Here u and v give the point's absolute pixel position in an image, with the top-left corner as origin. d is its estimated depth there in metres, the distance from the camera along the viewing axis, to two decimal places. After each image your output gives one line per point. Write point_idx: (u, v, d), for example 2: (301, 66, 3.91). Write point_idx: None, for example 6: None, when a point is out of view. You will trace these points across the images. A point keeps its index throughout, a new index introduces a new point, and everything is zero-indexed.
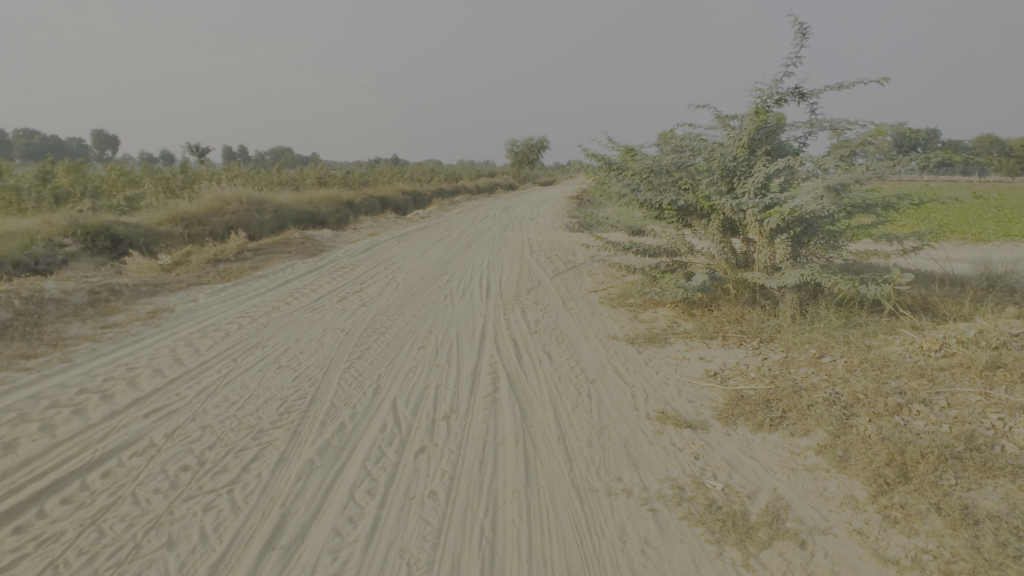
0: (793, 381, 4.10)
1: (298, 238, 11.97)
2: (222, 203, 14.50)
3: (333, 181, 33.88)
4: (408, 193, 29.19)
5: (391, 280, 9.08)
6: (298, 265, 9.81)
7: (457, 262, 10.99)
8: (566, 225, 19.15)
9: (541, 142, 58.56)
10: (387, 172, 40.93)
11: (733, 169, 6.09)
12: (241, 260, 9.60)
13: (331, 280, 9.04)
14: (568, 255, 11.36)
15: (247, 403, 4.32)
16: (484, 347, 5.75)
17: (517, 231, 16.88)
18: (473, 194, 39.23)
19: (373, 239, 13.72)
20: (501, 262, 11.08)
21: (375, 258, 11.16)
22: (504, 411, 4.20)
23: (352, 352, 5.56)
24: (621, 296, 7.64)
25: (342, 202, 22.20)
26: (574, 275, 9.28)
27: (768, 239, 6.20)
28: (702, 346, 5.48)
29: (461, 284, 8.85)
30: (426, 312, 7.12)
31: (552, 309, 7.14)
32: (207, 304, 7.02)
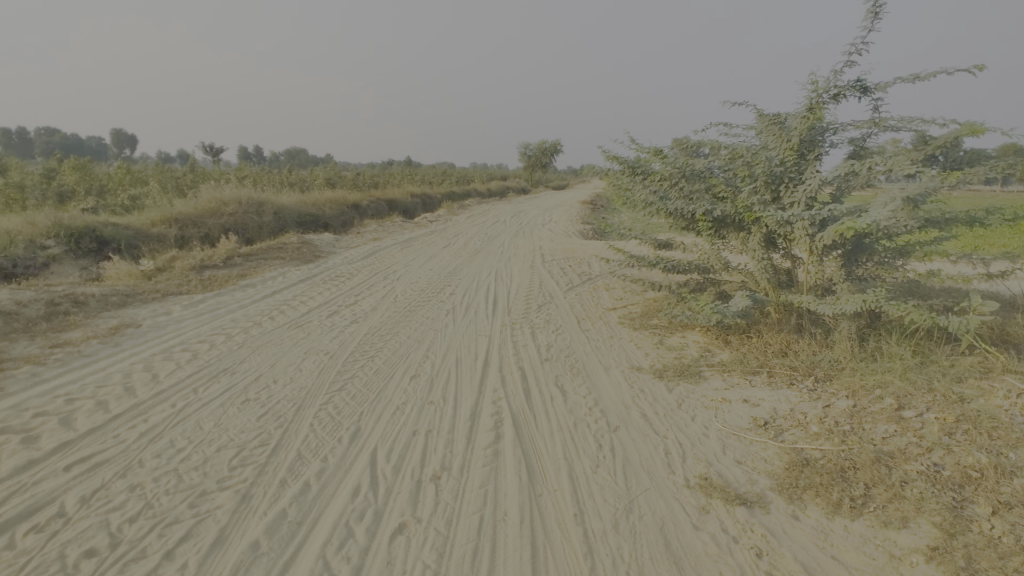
0: (873, 444, 3.26)
1: (295, 244, 11.28)
2: (219, 204, 13.85)
3: (343, 183, 33.32)
4: (417, 195, 28.49)
5: (389, 292, 8.32)
6: (291, 274, 9.09)
7: (463, 273, 10.21)
8: (580, 232, 18.37)
9: (554, 146, 57.95)
10: (398, 174, 40.34)
11: (780, 175, 5.22)
12: (229, 267, 8.91)
13: (324, 292, 8.30)
14: (582, 267, 10.52)
15: (194, 452, 3.56)
16: (486, 378, 4.94)
17: (528, 238, 16.07)
18: (484, 198, 38.49)
19: (376, 245, 12.99)
20: (510, 272, 10.29)
21: (375, 267, 10.42)
22: (507, 473, 3.39)
23: (332, 383, 4.79)
24: (644, 317, 6.80)
25: (348, 204, 21.54)
26: (590, 290, 8.45)
27: (819, 256, 5.32)
28: (743, 384, 4.63)
29: (465, 299, 8.06)
30: (424, 333, 6.34)
31: (565, 331, 6.32)
32: (180, 318, 6.29)
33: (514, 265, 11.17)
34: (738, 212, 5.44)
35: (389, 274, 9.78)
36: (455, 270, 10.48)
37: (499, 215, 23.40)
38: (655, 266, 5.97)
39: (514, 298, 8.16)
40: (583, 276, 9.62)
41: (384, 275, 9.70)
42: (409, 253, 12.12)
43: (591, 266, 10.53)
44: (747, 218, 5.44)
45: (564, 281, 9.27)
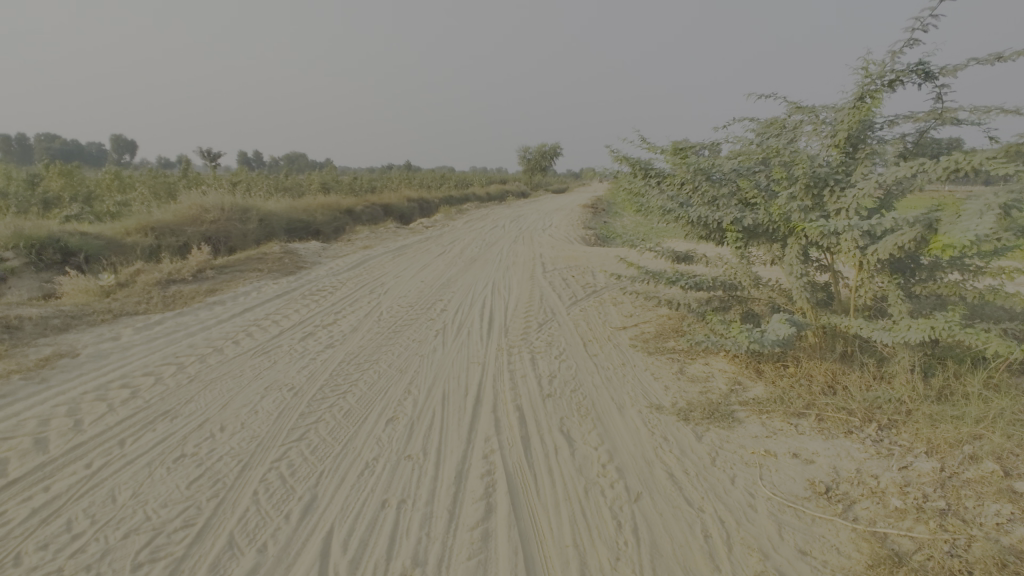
0: (985, 536, 2.47)
1: (277, 254, 10.49)
2: (200, 211, 13.07)
3: (340, 187, 32.59)
4: (414, 200, 27.73)
5: (374, 309, 7.52)
6: (267, 288, 8.28)
7: (457, 285, 9.40)
8: (582, 237, 17.64)
9: (555, 149, 57.39)
10: (396, 178, 39.62)
11: (823, 177, 4.42)
12: (199, 281, 8.11)
13: (302, 309, 7.50)
14: (587, 278, 9.73)
15: (94, 539, 2.75)
16: (477, 423, 4.14)
17: (528, 244, 15.27)
18: (483, 202, 37.77)
19: (366, 253, 12.20)
20: (508, 284, 9.49)
21: (362, 279, 9.62)
22: (501, 569, 2.59)
23: (291, 430, 3.97)
24: (659, 339, 6.00)
25: (341, 210, 20.76)
26: (596, 305, 7.65)
27: (870, 273, 4.51)
28: (788, 431, 3.81)
29: (457, 316, 7.27)
30: (408, 359, 5.54)
31: (570, 357, 5.53)
32: (128, 345, 5.49)
33: (513, 275, 10.36)
34: (772, 220, 4.66)
35: (377, 287, 8.98)
36: (449, 281, 9.67)
37: (498, 220, 22.63)
38: (674, 282, 5.18)
39: (513, 315, 7.36)
40: (588, 288, 8.82)
41: (370, 288, 8.90)
42: (400, 263, 11.33)
43: (596, 278, 9.73)
44: (783, 228, 4.65)
45: (567, 294, 8.46)
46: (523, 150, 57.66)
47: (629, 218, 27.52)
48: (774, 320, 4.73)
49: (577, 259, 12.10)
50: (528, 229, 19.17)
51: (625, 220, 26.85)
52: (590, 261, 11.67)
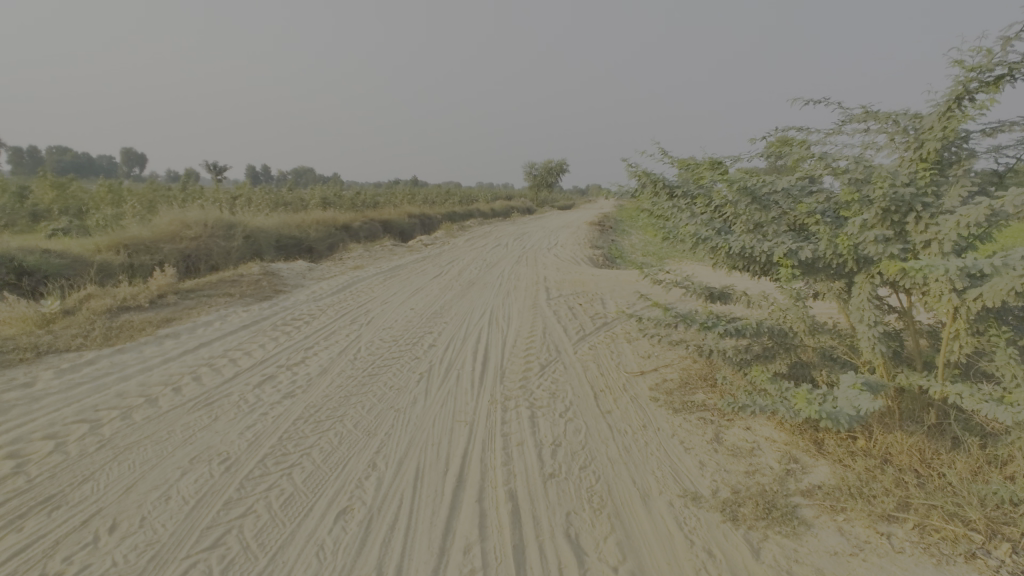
0: None
1: (255, 276, 9.59)
2: (180, 227, 12.25)
3: (341, 202, 31.95)
4: (415, 216, 26.93)
5: (352, 344, 6.56)
6: (234, 317, 7.34)
7: (450, 313, 8.42)
8: (589, 257, 16.70)
9: (561, 166, 56.87)
10: (399, 193, 39.02)
11: (909, 200, 3.43)
12: (157, 308, 7.19)
13: (269, 342, 6.53)
14: (596, 307, 8.72)
15: None
16: (456, 521, 3.13)
17: (532, 265, 14.31)
18: (487, 218, 37.01)
19: (355, 275, 11.26)
20: (507, 312, 8.53)
21: (345, 306, 8.66)
22: None
23: (204, 530, 2.97)
24: (685, 394, 4.99)
25: (338, 226, 19.95)
26: (607, 344, 6.65)
27: (970, 325, 3.49)
28: (881, 548, 2.78)
29: (446, 355, 6.28)
30: (380, 416, 4.53)
31: (578, 416, 4.52)
32: (40, 395, 4.53)
33: (514, 302, 9.35)
34: (837, 253, 3.67)
35: (359, 316, 8.00)
36: (442, 309, 8.68)
37: (501, 239, 21.73)
38: (709, 327, 4.18)
39: (511, 353, 6.38)
40: (596, 322, 7.82)
41: (352, 317, 7.92)
42: (391, 286, 10.38)
43: (606, 308, 8.71)
44: (851, 263, 3.67)
45: (575, 328, 7.46)
46: (528, 167, 57.15)
47: (637, 238, 26.62)
48: (844, 383, 3.65)
49: (585, 283, 11.11)
50: (531, 249, 18.25)
51: (634, 240, 25.96)
52: (599, 286, 10.68)
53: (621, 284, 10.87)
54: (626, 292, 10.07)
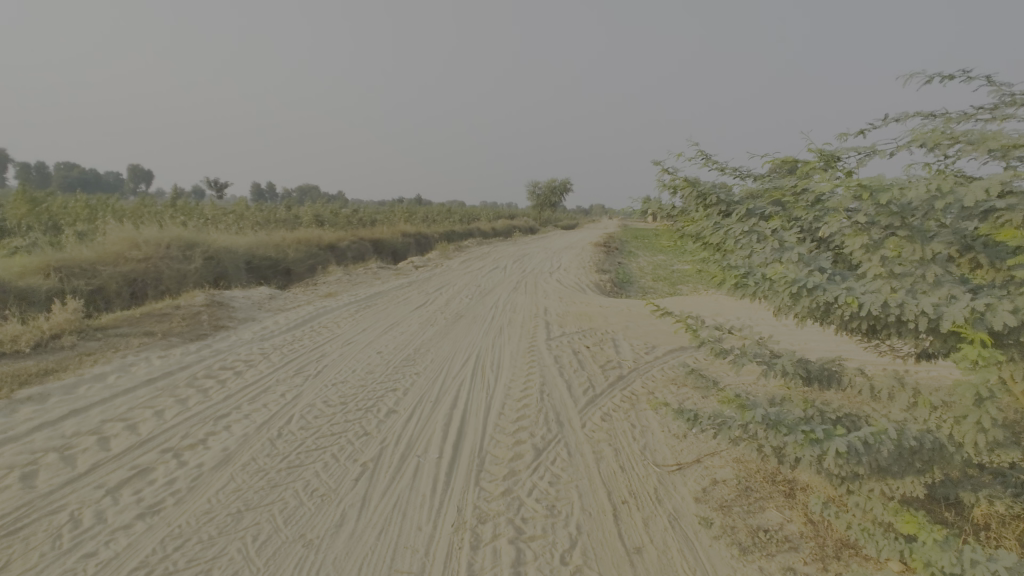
0: None
1: (196, 307, 8.01)
2: (127, 248, 10.70)
3: (334, 220, 30.55)
4: (409, 235, 25.42)
5: (286, 410, 4.89)
6: (143, 366, 5.72)
7: (425, 359, 6.74)
8: (596, 282, 15.08)
9: (564, 185, 55.70)
10: (397, 210, 37.67)
11: None
12: (41, 355, 5.61)
13: (172, 406, 4.89)
14: (607, 354, 7.06)
15: None
16: None
17: (530, 293, 12.62)
18: (487, 238, 35.53)
19: (324, 305, 9.67)
20: (495, 359, 6.86)
21: (296, 348, 7.01)
22: None
23: None
24: (750, 516, 3.30)
25: (322, 246, 18.42)
26: (625, 417, 4.96)
27: None
28: None
29: (407, 430, 4.61)
30: (274, 563, 2.85)
31: (590, 564, 2.87)
32: None
33: (507, 343, 7.67)
34: None
35: (309, 363, 6.34)
36: (416, 353, 7.02)
37: (499, 260, 20.15)
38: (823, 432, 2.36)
39: (495, 426, 4.70)
40: (607, 376, 6.13)
41: (299, 365, 6.28)
42: (361, 321, 8.72)
43: (619, 356, 7.02)
44: None
45: (580, 386, 5.77)
46: (531, 185, 56.06)
47: (645, 262, 24.99)
48: None
49: (591, 316, 9.44)
50: (531, 273, 16.64)
51: (641, 263, 24.34)
52: (609, 322, 8.99)
53: (635, 320, 9.17)
54: (641, 331, 8.38)
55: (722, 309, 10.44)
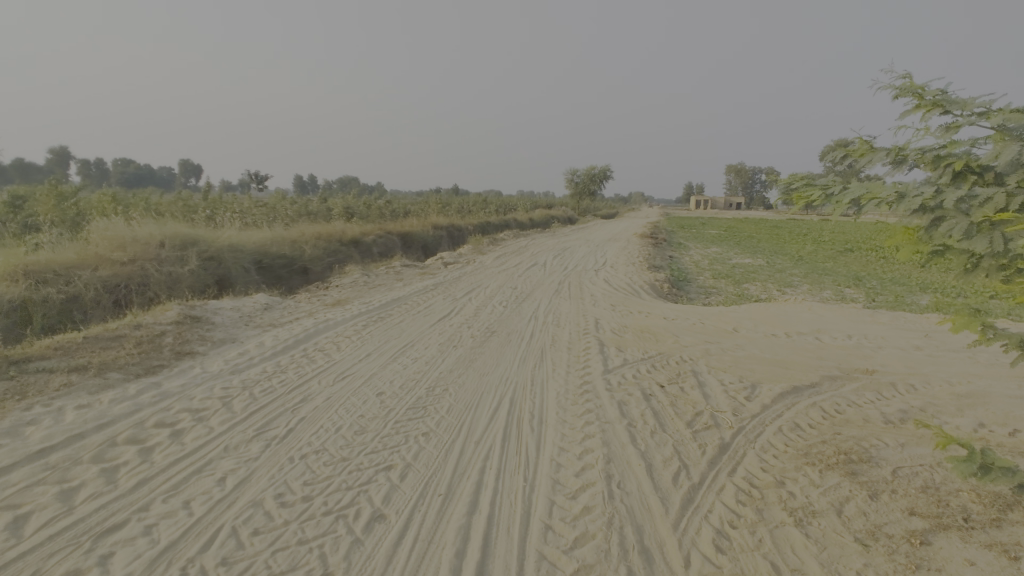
0: None
1: (163, 326, 6.44)
2: (111, 249, 9.31)
3: (366, 212, 29.26)
4: (441, 227, 23.77)
5: (218, 517, 3.17)
6: (46, 424, 4.12)
7: (440, 408, 4.91)
8: (650, 282, 13.00)
9: (604, 172, 53.12)
10: (431, 201, 36.16)
11: None
12: None
13: (47, 504, 3.23)
14: (694, 401, 5.06)
15: None
16: None
17: (575, 298, 10.59)
18: (525, 229, 33.55)
19: (328, 318, 8.02)
20: (538, 407, 4.99)
21: (272, 386, 5.31)
22: None
23: None
24: None
25: (345, 241, 16.90)
26: (756, 543, 3.01)
27: None
28: None
29: (393, 568, 2.81)
30: None
31: None
32: None
33: (552, 379, 5.77)
34: None
35: (279, 416, 4.61)
36: (430, 396, 5.20)
37: (537, 256, 18.14)
38: None
39: (540, 564, 2.86)
40: (704, 445, 4.16)
41: (267, 417, 4.57)
42: (366, 342, 6.96)
43: (711, 404, 5.00)
44: None
45: (666, 466, 3.84)
46: (570, 173, 53.89)
47: (698, 256, 22.41)
48: None
49: (658, 335, 7.41)
50: (573, 272, 14.55)
51: (696, 257, 21.76)
52: (682, 344, 6.95)
53: (717, 342, 7.09)
54: (729, 362, 6.29)
55: (824, 323, 8.13)
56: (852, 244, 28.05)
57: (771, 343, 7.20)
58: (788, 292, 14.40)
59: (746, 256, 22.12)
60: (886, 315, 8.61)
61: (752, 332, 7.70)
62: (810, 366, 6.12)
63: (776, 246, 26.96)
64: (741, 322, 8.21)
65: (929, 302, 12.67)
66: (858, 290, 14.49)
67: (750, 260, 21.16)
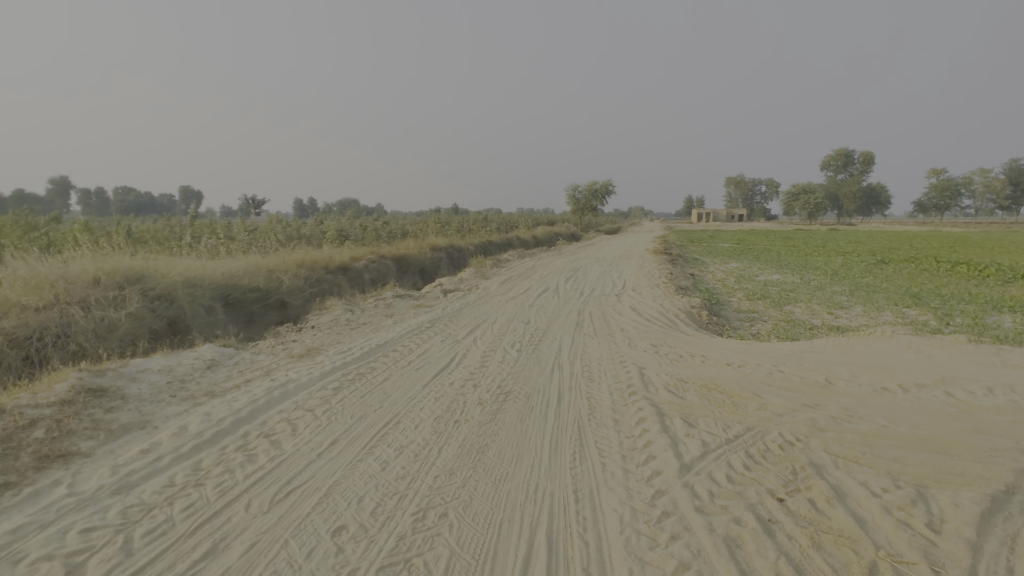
0: None
1: (38, 411, 4.47)
2: (25, 291, 7.38)
3: (361, 235, 27.55)
4: (440, 249, 22.04)
5: None
6: None
7: (435, 568, 2.95)
8: (684, 310, 11.11)
9: (607, 186, 51.80)
10: (430, 220, 34.55)
11: None
12: None
13: None
14: (851, 537, 3.09)
15: None
16: None
17: (604, 334, 8.63)
18: (529, 249, 31.78)
19: (289, 379, 6.09)
20: (597, 558, 3.02)
21: (168, 522, 3.35)
22: None
23: None
24: None
25: (331, 268, 15.07)
26: None
27: None
28: None
29: None
30: None
31: None
32: None
33: (606, 487, 3.80)
34: None
35: None
36: (419, 536, 3.23)
37: (546, 279, 16.23)
38: None
39: None
40: None
41: None
42: (334, 422, 5.01)
43: (883, 544, 3.03)
44: None
45: None
46: (571, 188, 52.66)
47: (720, 273, 20.50)
48: None
49: (733, 397, 5.45)
50: (591, 299, 12.66)
51: (719, 274, 19.94)
52: (774, 414, 4.99)
53: (819, 408, 5.13)
54: (856, 445, 4.33)
55: (943, 369, 6.18)
56: (879, 255, 26.21)
57: (892, 406, 5.23)
58: (841, 315, 12.43)
59: (774, 272, 20.19)
60: (1015, 355, 6.63)
61: (855, 388, 5.74)
62: (980, 451, 4.16)
63: (800, 260, 25.17)
64: (833, 370, 6.24)
65: (1019, 325, 10.65)
66: (921, 311, 12.51)
67: (779, 276, 19.20)
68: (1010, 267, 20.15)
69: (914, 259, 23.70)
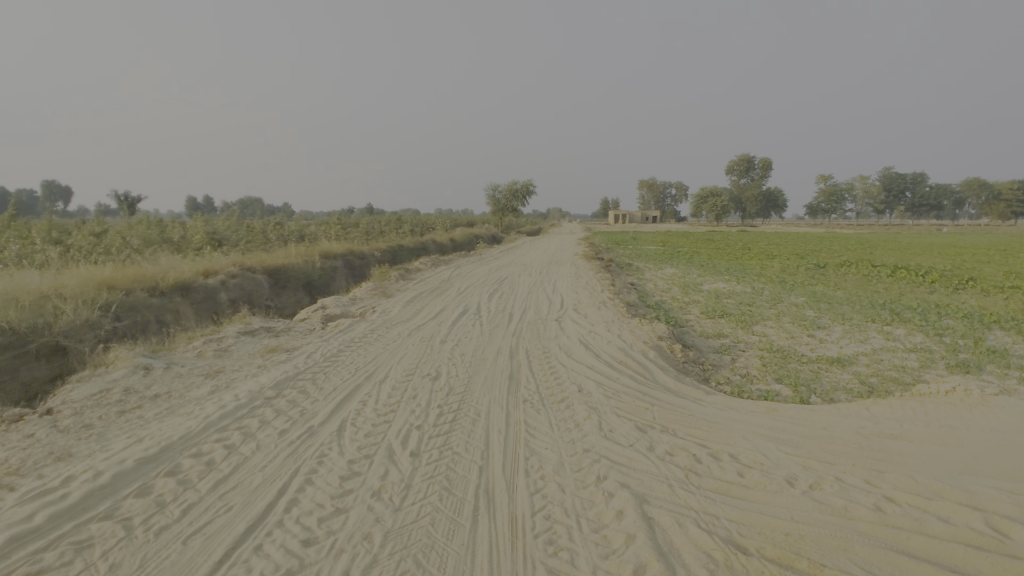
0: None
1: None
2: None
3: (240, 239, 22.54)
4: (334, 256, 18.05)
5: None
6: None
7: None
8: (653, 344, 8.23)
9: (527, 186, 49.42)
10: (332, 222, 30.17)
11: None
12: None
13: None
14: None
15: None
16: None
17: (556, 406, 5.46)
18: (445, 253, 28.28)
19: None
20: None
21: None
22: None
23: None
24: None
25: (163, 289, 10.78)
26: None
27: None
28: None
29: None
30: None
31: None
32: None
33: None
34: None
35: None
36: None
37: (466, 296, 12.92)
38: None
39: None
40: None
41: None
42: None
43: None
44: None
45: None
46: (490, 188, 49.85)
47: (661, 281, 18.26)
48: None
49: None
50: (526, 326, 9.49)
51: (662, 283, 17.67)
52: None
53: None
54: None
55: None
56: (810, 259, 25.40)
57: None
58: (827, 339, 10.18)
59: (718, 280, 18.14)
60: None
61: None
62: None
63: (737, 264, 23.74)
64: (981, 496, 3.46)
65: None
66: (910, 332, 10.58)
67: (726, 285, 17.20)
68: (947, 272, 19.49)
69: (849, 263, 22.84)
